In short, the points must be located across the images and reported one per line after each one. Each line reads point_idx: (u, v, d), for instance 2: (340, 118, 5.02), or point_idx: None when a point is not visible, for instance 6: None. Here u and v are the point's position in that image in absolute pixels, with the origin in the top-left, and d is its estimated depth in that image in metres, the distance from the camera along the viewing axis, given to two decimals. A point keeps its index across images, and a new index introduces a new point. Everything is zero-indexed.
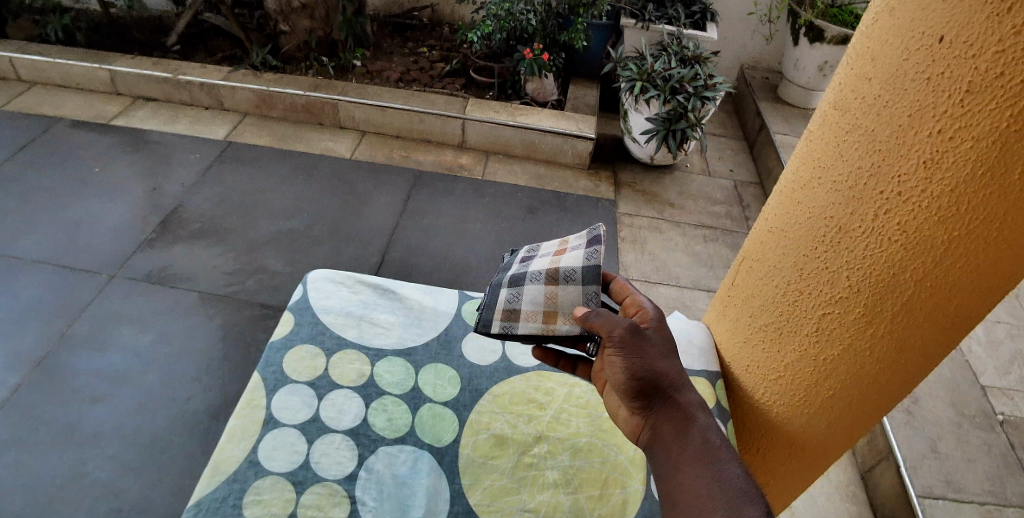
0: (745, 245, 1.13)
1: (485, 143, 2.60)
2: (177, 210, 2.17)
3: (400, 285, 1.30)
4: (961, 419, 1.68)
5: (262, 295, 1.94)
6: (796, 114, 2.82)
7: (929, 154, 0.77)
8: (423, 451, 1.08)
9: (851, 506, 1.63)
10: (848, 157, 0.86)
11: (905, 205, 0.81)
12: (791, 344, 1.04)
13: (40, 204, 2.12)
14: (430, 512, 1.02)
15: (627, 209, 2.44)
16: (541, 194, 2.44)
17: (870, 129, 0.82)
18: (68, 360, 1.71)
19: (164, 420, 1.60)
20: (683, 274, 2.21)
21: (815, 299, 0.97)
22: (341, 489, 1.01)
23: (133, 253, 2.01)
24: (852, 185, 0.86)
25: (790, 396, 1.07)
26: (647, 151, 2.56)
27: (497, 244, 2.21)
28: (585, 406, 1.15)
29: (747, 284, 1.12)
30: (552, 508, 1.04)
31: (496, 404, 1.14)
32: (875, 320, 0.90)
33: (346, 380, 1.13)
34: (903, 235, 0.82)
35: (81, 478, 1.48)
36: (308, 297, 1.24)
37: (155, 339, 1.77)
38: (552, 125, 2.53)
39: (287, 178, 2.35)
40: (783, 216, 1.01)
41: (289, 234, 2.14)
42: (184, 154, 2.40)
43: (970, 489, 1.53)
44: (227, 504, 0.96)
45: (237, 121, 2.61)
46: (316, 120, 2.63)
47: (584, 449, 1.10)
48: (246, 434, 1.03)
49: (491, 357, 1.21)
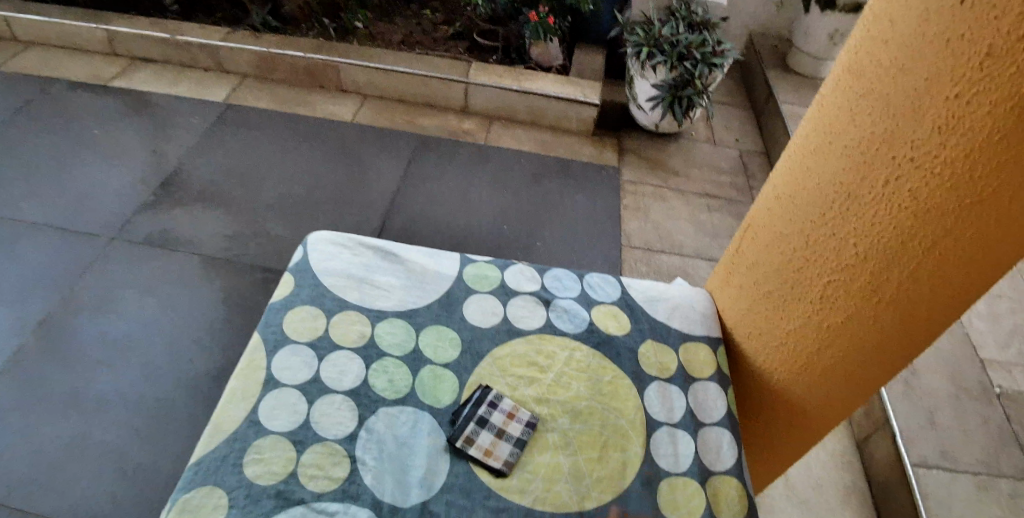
0: (753, 211, 1.13)
1: (488, 108, 2.56)
2: (178, 173, 2.16)
3: (401, 247, 1.29)
4: (959, 392, 1.68)
5: (264, 259, 1.93)
6: (805, 83, 2.77)
7: (944, 119, 0.75)
8: (424, 412, 1.08)
9: (846, 473, 1.65)
10: (861, 122, 0.85)
11: (917, 171, 0.79)
12: (796, 311, 1.04)
13: (40, 167, 2.10)
14: (430, 472, 1.02)
15: (631, 177, 2.42)
16: (544, 161, 2.42)
17: (885, 92, 0.81)
18: (71, 322, 1.71)
19: (168, 382, 1.61)
20: (687, 243, 2.19)
21: (823, 267, 0.96)
22: (341, 448, 1.01)
23: (134, 216, 2.00)
24: (864, 150, 0.85)
25: (793, 364, 1.08)
26: (652, 118, 2.52)
27: (500, 211, 2.19)
28: (585, 369, 1.17)
29: (753, 251, 1.12)
30: (551, 469, 1.05)
31: (497, 367, 1.15)
32: (880, 290, 0.90)
33: (347, 340, 1.13)
34: (914, 202, 0.81)
35: (87, 437, 1.50)
36: (309, 259, 1.23)
37: (157, 302, 1.78)
38: (556, 90, 2.49)
39: (288, 142, 2.32)
40: (793, 182, 1.00)
41: (290, 198, 2.12)
42: (184, 117, 2.37)
43: (964, 459, 1.54)
44: (228, 463, 0.97)
45: (238, 83, 2.57)
46: (318, 83, 2.59)
47: (584, 412, 1.12)
48: (248, 393, 1.04)
49: (492, 319, 1.21)
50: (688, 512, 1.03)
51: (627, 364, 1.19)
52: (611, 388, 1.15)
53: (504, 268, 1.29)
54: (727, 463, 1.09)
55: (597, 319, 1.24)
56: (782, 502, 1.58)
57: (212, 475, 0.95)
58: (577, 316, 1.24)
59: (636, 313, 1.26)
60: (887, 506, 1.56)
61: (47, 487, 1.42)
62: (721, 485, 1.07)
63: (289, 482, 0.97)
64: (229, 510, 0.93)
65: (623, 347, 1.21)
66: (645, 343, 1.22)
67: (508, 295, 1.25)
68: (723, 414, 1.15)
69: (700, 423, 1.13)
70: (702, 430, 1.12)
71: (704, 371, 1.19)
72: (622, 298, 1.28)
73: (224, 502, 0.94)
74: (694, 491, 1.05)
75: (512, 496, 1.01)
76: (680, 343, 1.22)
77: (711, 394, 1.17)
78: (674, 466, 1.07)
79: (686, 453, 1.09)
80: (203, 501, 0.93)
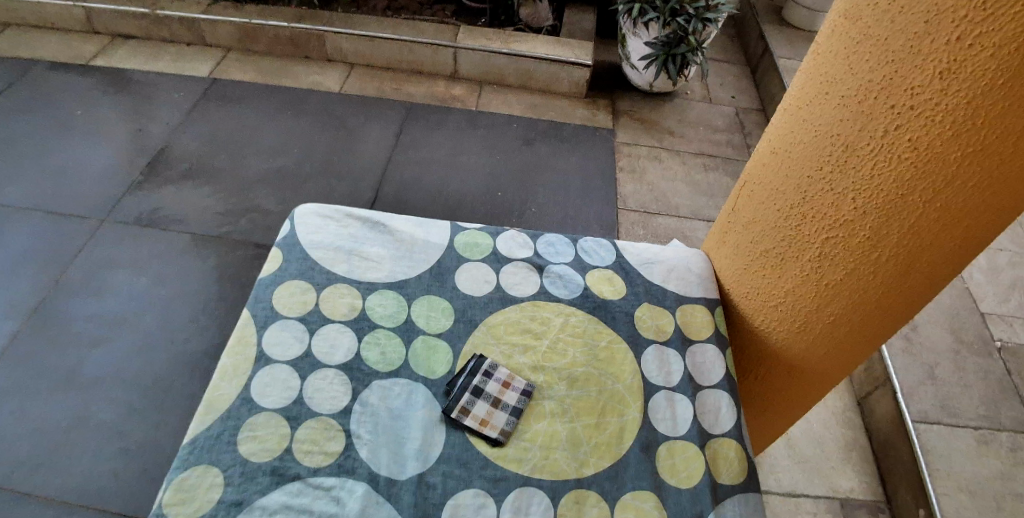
0: (747, 168, 1.09)
1: (478, 73, 2.50)
2: (165, 151, 2.11)
3: (390, 217, 1.27)
4: (959, 346, 1.68)
5: (255, 235, 1.90)
6: (801, 37, 2.71)
7: (945, 62, 0.72)
8: (418, 384, 1.07)
9: (846, 430, 1.65)
10: (857, 70, 0.81)
11: (918, 119, 0.77)
12: (794, 268, 1.02)
13: (22, 148, 2.05)
14: (426, 443, 1.02)
15: (625, 139, 2.37)
16: (537, 125, 2.37)
17: (882, 38, 0.77)
18: (64, 306, 1.69)
19: (165, 362, 1.60)
20: (683, 205, 2.16)
21: (820, 222, 0.94)
22: (336, 423, 1.00)
23: (122, 197, 1.96)
24: (861, 100, 0.82)
25: (792, 323, 1.06)
26: (645, 78, 2.46)
27: (493, 178, 2.16)
28: (580, 335, 1.16)
29: (748, 209, 1.09)
30: (548, 437, 1.04)
31: (491, 335, 1.14)
32: (879, 243, 0.88)
33: (337, 314, 1.11)
34: (914, 152, 0.78)
35: (87, 420, 1.50)
36: (296, 232, 1.21)
37: (150, 283, 1.75)
38: (547, 52, 2.42)
39: (274, 114, 2.27)
40: (787, 136, 0.97)
41: (279, 172, 2.09)
42: (167, 93, 2.31)
43: (964, 414, 1.55)
44: (222, 442, 0.96)
45: (221, 57, 2.50)
46: (302, 53, 2.52)
47: (581, 378, 1.11)
48: (239, 371, 1.03)
49: (485, 287, 1.19)
50: (686, 475, 1.03)
51: (623, 329, 1.18)
52: (607, 354, 1.14)
53: (495, 235, 1.27)
54: (725, 425, 1.09)
55: (592, 283, 1.22)
56: (783, 460, 1.59)
57: (206, 454, 0.95)
58: (571, 281, 1.22)
59: (631, 276, 1.24)
60: (887, 460, 1.57)
61: (49, 470, 1.42)
62: (719, 447, 1.06)
63: (285, 458, 0.96)
64: (225, 488, 0.93)
65: (619, 311, 1.20)
66: (641, 306, 1.21)
67: (501, 262, 1.23)
68: (721, 376, 1.14)
69: (698, 386, 1.13)
70: (700, 393, 1.12)
71: (701, 333, 1.18)
72: (617, 263, 1.26)
73: (220, 480, 0.93)
74: (693, 454, 1.05)
75: (510, 465, 1.01)
76: (676, 305, 1.21)
77: (709, 356, 1.16)
78: (672, 430, 1.07)
79: (684, 416, 1.08)
80: (198, 480, 0.93)
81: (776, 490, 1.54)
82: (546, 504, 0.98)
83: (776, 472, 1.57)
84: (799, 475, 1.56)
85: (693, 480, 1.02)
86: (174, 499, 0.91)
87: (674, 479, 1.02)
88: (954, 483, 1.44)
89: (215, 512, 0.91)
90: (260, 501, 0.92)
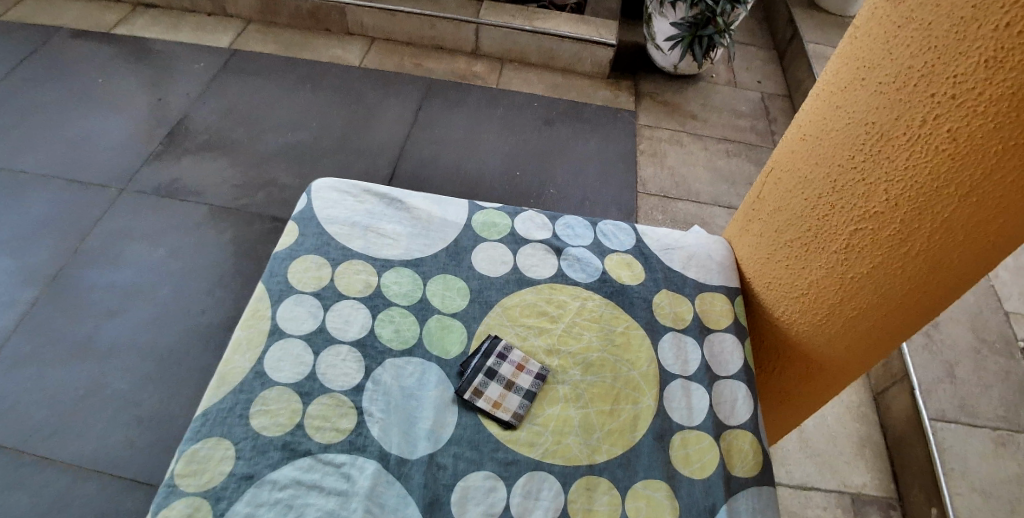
0: (775, 155, 1.06)
1: (499, 50, 2.46)
2: (183, 122, 2.11)
3: (407, 194, 1.25)
4: (980, 345, 1.64)
5: (272, 208, 1.90)
6: (831, 21, 2.63)
7: (992, 50, 0.68)
8: (431, 363, 1.06)
9: (861, 425, 1.63)
10: (897, 55, 0.78)
11: (959, 109, 0.73)
12: (818, 260, 0.99)
13: (43, 117, 2.06)
14: (437, 424, 1.01)
15: (646, 122, 2.33)
16: (557, 105, 2.33)
17: (926, 22, 0.73)
18: (82, 274, 1.70)
19: (180, 332, 1.62)
20: (703, 191, 2.13)
21: (849, 213, 0.91)
22: (348, 400, 1.00)
23: (141, 167, 1.97)
24: (900, 87, 0.78)
25: (812, 315, 1.04)
26: (670, 60, 2.41)
27: (511, 158, 2.13)
28: (597, 319, 1.14)
29: (774, 197, 1.06)
30: (561, 422, 1.03)
31: (506, 317, 1.13)
32: (909, 237, 0.85)
33: (352, 290, 1.11)
34: (952, 144, 0.75)
35: (103, 388, 1.51)
36: (313, 207, 1.20)
37: (167, 253, 1.76)
38: (570, 31, 2.38)
39: (293, 88, 2.25)
40: (818, 122, 0.93)
41: (297, 145, 2.07)
42: (186, 64, 2.29)
43: (983, 414, 1.52)
44: (233, 415, 0.96)
45: (241, 28, 2.47)
46: (323, 26, 2.50)
47: (595, 364, 1.10)
48: (253, 344, 1.03)
49: (501, 268, 1.18)
50: (700, 466, 1.01)
51: (640, 315, 1.16)
52: (623, 339, 1.12)
53: (513, 216, 1.25)
54: (741, 417, 1.07)
55: (610, 268, 1.21)
56: (795, 453, 1.57)
57: (218, 427, 0.95)
58: (589, 265, 1.20)
59: (650, 263, 1.22)
60: (902, 458, 1.54)
61: (65, 436, 1.44)
62: (734, 439, 1.05)
63: (296, 433, 0.96)
64: (236, 461, 0.93)
65: (637, 297, 1.18)
66: (660, 293, 1.18)
67: (519, 244, 1.21)
68: (739, 367, 1.12)
69: (715, 376, 1.11)
70: (718, 383, 1.10)
71: (720, 322, 1.16)
72: (637, 248, 1.24)
73: (231, 453, 0.93)
74: (707, 445, 1.03)
75: (521, 449, 1.00)
76: (695, 293, 1.19)
77: (727, 346, 1.14)
78: (687, 420, 1.05)
79: (699, 406, 1.07)
80: (210, 452, 0.93)
81: (787, 483, 1.52)
82: (557, 489, 0.97)
83: (787, 465, 1.55)
84: (811, 469, 1.54)
85: (707, 471, 1.01)
86: (185, 470, 0.91)
87: (687, 470, 1.01)
88: (969, 483, 1.42)
89: (226, 485, 0.91)
90: (271, 475, 0.93)
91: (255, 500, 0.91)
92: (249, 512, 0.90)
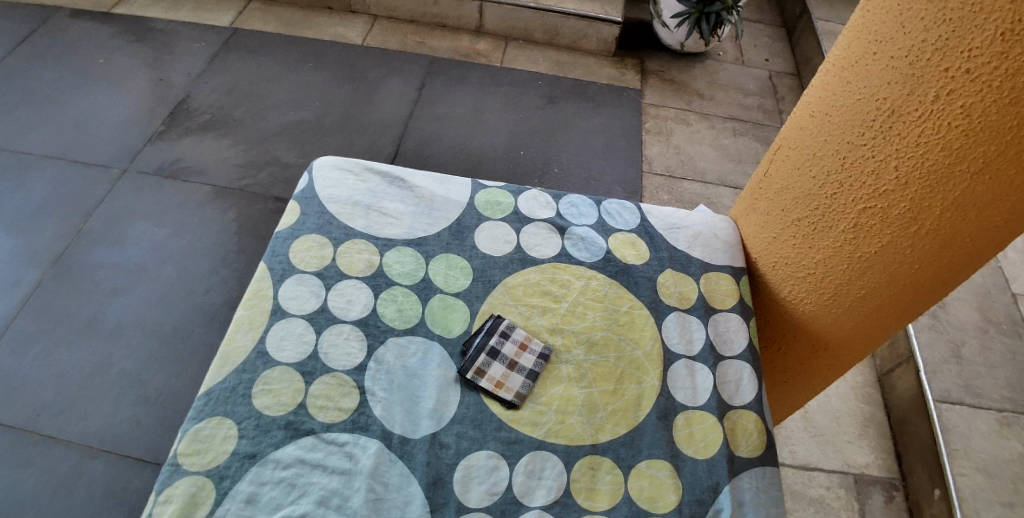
0: (783, 132, 1.04)
1: (503, 28, 2.42)
2: (185, 102, 2.09)
3: (409, 172, 1.24)
4: (986, 325, 1.62)
5: (274, 188, 1.89)
6: None
7: (1008, 23, 0.66)
8: (433, 342, 1.06)
9: (864, 406, 1.62)
10: (910, 28, 0.76)
11: (973, 83, 0.71)
12: (826, 239, 0.98)
13: (46, 97, 2.04)
14: (441, 403, 1.01)
15: (652, 100, 2.30)
16: (562, 83, 2.30)
17: None
18: (85, 255, 1.70)
19: (184, 312, 1.62)
20: (709, 169, 2.11)
21: (858, 192, 0.90)
22: (350, 379, 1.00)
23: (143, 147, 1.96)
24: (912, 61, 0.76)
25: (819, 294, 1.03)
26: (677, 37, 2.35)
27: (514, 136, 2.11)
28: (601, 299, 1.13)
29: (781, 176, 1.04)
30: (564, 402, 1.03)
31: (510, 296, 1.12)
32: (920, 215, 0.83)
33: (354, 270, 1.10)
34: (965, 121, 0.73)
35: (108, 369, 1.52)
36: (315, 186, 1.19)
37: (170, 234, 1.76)
38: (576, 7, 2.34)
39: (294, 67, 2.23)
40: (827, 97, 0.91)
41: (299, 125, 2.06)
42: (187, 43, 2.27)
43: (988, 395, 1.51)
44: (236, 394, 0.96)
45: (242, 6, 2.44)
46: (325, 4, 2.46)
47: (599, 343, 1.09)
48: (255, 324, 1.02)
49: (504, 247, 1.17)
50: (703, 446, 1.01)
51: (644, 295, 1.15)
52: (628, 319, 1.12)
53: (517, 195, 1.24)
54: (746, 396, 1.07)
55: (614, 247, 1.19)
56: (799, 433, 1.56)
57: (221, 407, 0.95)
58: (593, 244, 1.19)
59: (655, 242, 1.21)
60: (906, 437, 1.54)
61: (72, 417, 1.45)
62: (738, 419, 1.05)
63: (298, 412, 0.96)
64: (239, 440, 0.93)
65: (641, 277, 1.17)
66: (664, 273, 1.17)
67: (521, 223, 1.20)
68: (743, 347, 1.11)
69: (719, 355, 1.10)
70: (722, 362, 1.10)
71: (725, 302, 1.15)
72: (642, 227, 1.23)
73: (234, 433, 0.93)
74: (711, 424, 1.03)
75: (524, 428, 1.00)
76: (700, 272, 1.18)
77: (732, 325, 1.13)
78: (690, 400, 1.05)
79: (703, 385, 1.06)
80: (212, 431, 0.93)
81: (790, 462, 1.52)
82: (559, 468, 0.97)
83: (791, 444, 1.54)
84: (814, 448, 1.54)
85: (710, 451, 1.01)
86: (189, 449, 0.92)
87: (690, 449, 1.01)
88: (972, 463, 1.41)
89: (229, 464, 0.91)
90: (274, 454, 0.93)
91: (258, 479, 0.91)
92: (253, 490, 0.90)
